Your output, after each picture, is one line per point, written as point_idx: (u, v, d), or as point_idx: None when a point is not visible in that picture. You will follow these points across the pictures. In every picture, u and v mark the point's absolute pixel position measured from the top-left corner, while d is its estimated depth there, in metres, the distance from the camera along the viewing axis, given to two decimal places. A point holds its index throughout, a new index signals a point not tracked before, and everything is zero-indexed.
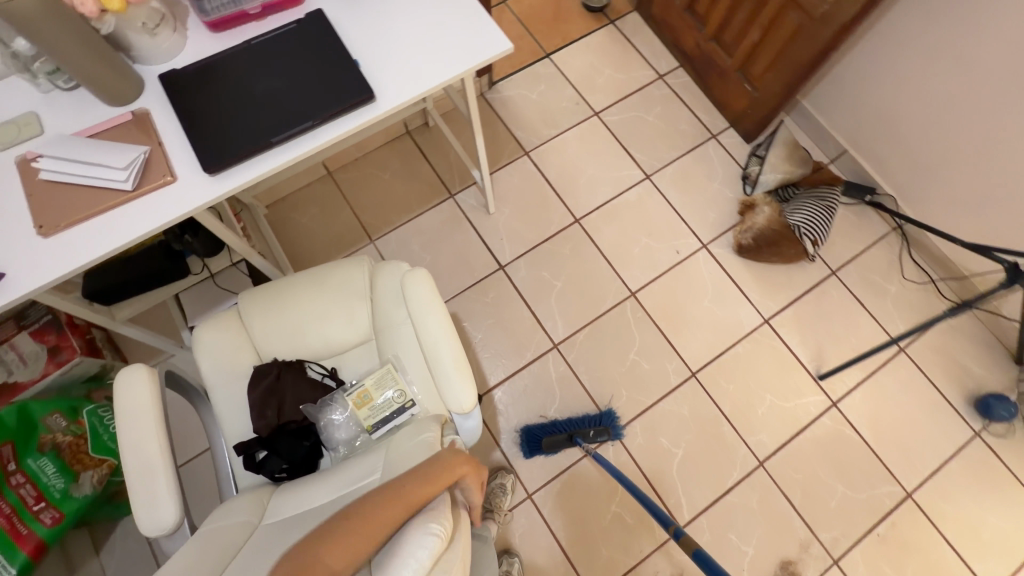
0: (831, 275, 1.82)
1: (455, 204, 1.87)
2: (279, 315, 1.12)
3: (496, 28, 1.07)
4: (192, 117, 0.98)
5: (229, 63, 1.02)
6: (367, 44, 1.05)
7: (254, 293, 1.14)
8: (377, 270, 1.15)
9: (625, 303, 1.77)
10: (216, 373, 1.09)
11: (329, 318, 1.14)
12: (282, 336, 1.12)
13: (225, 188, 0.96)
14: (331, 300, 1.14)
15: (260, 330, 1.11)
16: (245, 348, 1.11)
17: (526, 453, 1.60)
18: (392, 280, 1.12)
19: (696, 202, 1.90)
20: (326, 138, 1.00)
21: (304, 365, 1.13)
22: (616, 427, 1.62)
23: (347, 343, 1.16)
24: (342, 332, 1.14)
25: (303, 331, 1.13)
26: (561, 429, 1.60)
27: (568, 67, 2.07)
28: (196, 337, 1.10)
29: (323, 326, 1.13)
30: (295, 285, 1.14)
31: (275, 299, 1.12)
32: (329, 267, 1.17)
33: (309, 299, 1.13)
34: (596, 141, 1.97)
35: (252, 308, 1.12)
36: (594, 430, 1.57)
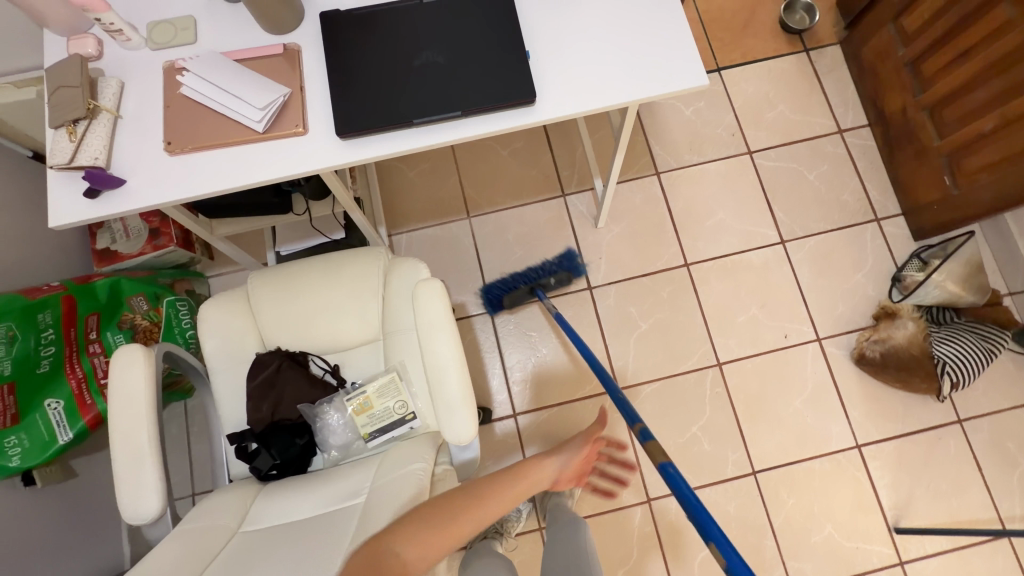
0: (956, 423, 1.55)
1: (564, 205, 1.73)
2: (286, 301, 1.13)
3: (697, 58, 0.91)
4: (339, 69, 0.89)
5: (392, 18, 0.92)
6: (546, 38, 0.92)
7: (264, 274, 1.16)
8: (391, 267, 1.15)
9: (707, 371, 1.61)
10: (219, 356, 1.09)
11: (340, 312, 1.13)
12: (292, 323, 1.12)
13: (353, 156, 0.88)
14: (341, 291, 1.14)
15: (267, 314, 1.12)
16: (252, 333, 1.12)
17: (491, 312, 1.65)
18: (408, 281, 1.12)
19: (828, 288, 1.66)
20: (470, 132, 0.89)
21: (307, 359, 1.10)
22: (577, 265, 1.66)
23: (355, 340, 1.13)
24: (351, 327, 1.13)
25: (310, 321, 1.12)
26: (522, 283, 1.62)
27: (737, 91, 1.82)
28: (202, 315, 1.11)
29: (331, 320, 1.12)
30: (305, 273, 1.15)
31: (288, 285, 1.14)
32: (343, 257, 1.17)
33: (321, 288, 1.14)
34: (738, 183, 1.74)
35: (261, 291, 1.13)
36: (554, 279, 1.60)
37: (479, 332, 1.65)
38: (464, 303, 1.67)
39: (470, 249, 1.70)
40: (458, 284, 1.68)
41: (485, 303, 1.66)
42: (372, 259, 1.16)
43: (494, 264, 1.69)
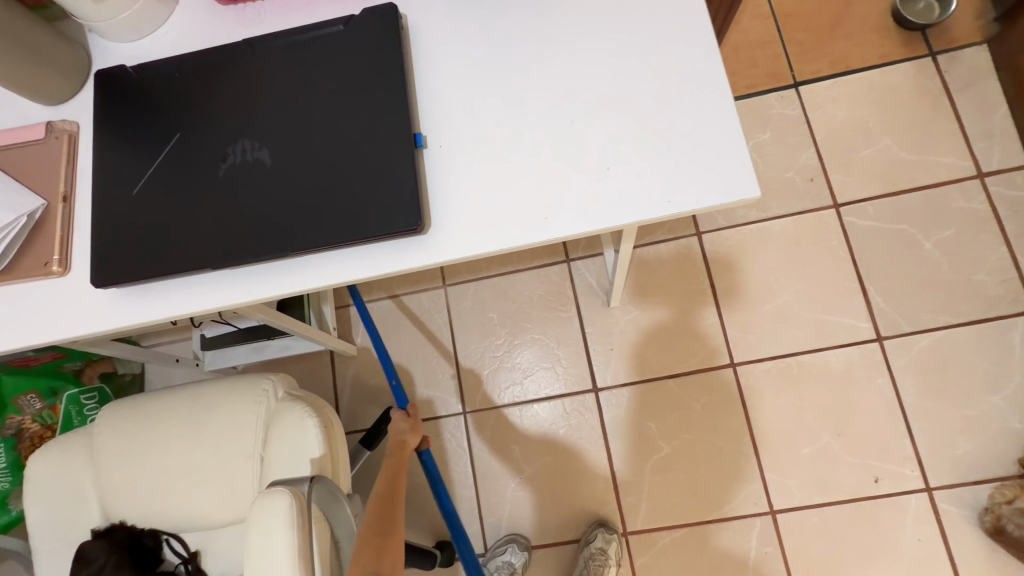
0: None
1: (566, 274, 1.31)
2: (134, 458, 0.81)
3: (738, 146, 0.49)
4: (110, 168, 0.54)
5: (206, 79, 0.55)
6: (461, 110, 0.53)
7: (115, 412, 0.85)
8: (274, 416, 0.81)
9: (754, 521, 1.15)
10: (45, 532, 0.82)
11: (200, 479, 0.80)
12: (134, 491, 0.81)
13: (128, 318, 0.53)
14: (203, 449, 0.81)
15: (108, 475, 0.82)
16: (90, 498, 0.83)
17: None
18: (292, 447, 0.77)
19: (945, 413, 1.14)
20: (315, 281, 0.51)
21: (155, 546, 0.81)
22: None
23: (221, 519, 0.81)
24: (213, 502, 0.80)
25: (161, 491, 0.80)
26: None
27: (820, 117, 1.29)
28: (30, 470, 0.83)
29: (187, 491, 0.80)
30: (165, 416, 0.83)
31: (138, 434, 0.83)
32: (217, 394, 0.84)
33: (177, 443, 0.81)
34: (815, 250, 1.24)
35: (104, 441, 0.83)
36: None
37: (447, 439, 1.28)
38: (431, 400, 1.31)
39: (443, 328, 1.33)
40: (424, 374, 1.32)
41: None
42: (251, 403, 0.82)
43: (471, 348, 1.31)
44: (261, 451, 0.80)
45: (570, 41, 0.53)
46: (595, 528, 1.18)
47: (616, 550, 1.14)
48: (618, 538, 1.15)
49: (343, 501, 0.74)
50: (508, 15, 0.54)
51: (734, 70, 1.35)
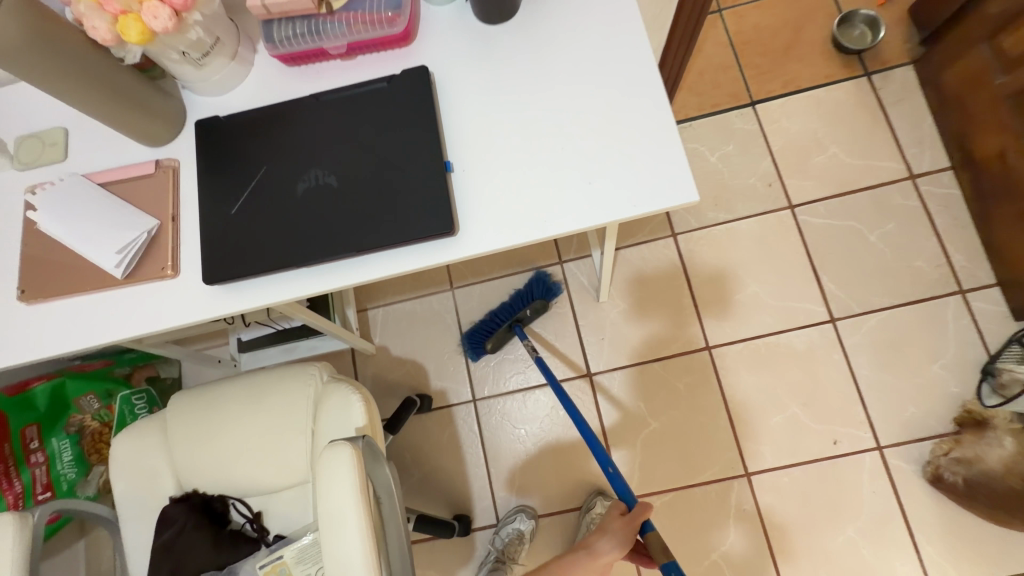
0: None
1: (562, 275, 1.48)
2: (204, 435, 0.97)
3: (682, 163, 0.67)
4: (212, 195, 0.71)
5: (282, 125, 0.72)
6: (478, 141, 0.70)
7: (184, 399, 1.00)
8: (322, 395, 0.97)
9: (732, 483, 1.32)
10: (128, 501, 0.97)
11: (261, 451, 0.95)
12: (204, 463, 0.96)
13: (227, 306, 0.70)
14: (263, 425, 0.96)
15: (181, 452, 0.97)
16: (166, 471, 0.98)
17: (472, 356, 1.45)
18: (340, 418, 0.93)
19: (893, 382, 1.32)
20: (372, 274, 0.68)
21: (224, 508, 0.96)
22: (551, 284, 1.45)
23: (279, 484, 0.96)
24: (273, 469, 0.95)
25: (229, 461, 0.96)
26: (500, 322, 1.40)
27: (776, 130, 1.49)
28: (114, 449, 0.98)
29: (251, 461, 0.95)
30: (229, 399, 0.99)
31: (205, 416, 0.98)
32: (272, 380, 1.00)
33: (240, 422, 0.96)
34: (776, 246, 1.43)
35: (177, 422, 0.98)
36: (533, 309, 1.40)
37: (461, 424, 1.44)
38: (445, 390, 1.47)
39: (453, 326, 1.50)
40: (438, 368, 1.48)
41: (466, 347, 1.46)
42: (302, 385, 0.98)
43: None
44: (312, 426, 0.96)
45: (558, 89, 0.71)
46: (595, 496, 1.33)
47: None
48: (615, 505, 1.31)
49: (383, 461, 0.89)
50: (507, 71, 0.72)
51: (701, 92, 1.54)
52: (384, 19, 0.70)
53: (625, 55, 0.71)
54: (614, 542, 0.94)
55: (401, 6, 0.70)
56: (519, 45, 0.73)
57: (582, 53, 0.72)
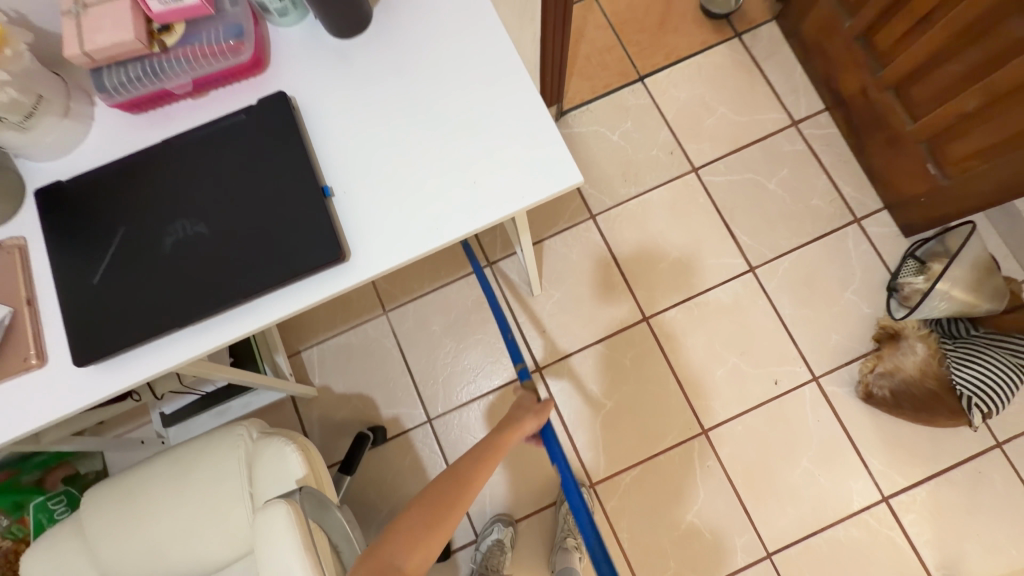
0: (996, 448, 1.30)
1: (493, 277, 1.47)
2: (126, 527, 0.88)
3: (564, 148, 0.67)
4: (66, 267, 0.63)
5: (136, 177, 0.66)
6: (355, 161, 0.67)
7: (98, 492, 0.91)
8: (255, 454, 0.90)
9: (693, 442, 1.36)
10: None
11: (199, 527, 0.88)
12: (134, 556, 0.87)
13: (111, 386, 0.63)
14: (193, 499, 0.88)
15: (104, 550, 0.88)
16: (91, 573, 0.88)
17: None
18: (279, 473, 0.86)
19: (814, 315, 1.40)
20: (267, 318, 0.64)
21: None
22: None
23: (224, 558, 0.89)
24: (216, 544, 0.88)
25: (162, 547, 0.87)
26: None
27: (667, 100, 1.55)
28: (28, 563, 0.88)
29: (187, 540, 0.87)
30: (151, 479, 0.90)
31: (127, 504, 0.89)
32: (195, 450, 0.92)
33: (168, 503, 0.88)
34: (688, 209, 1.48)
35: (92, 520, 0.89)
36: None
37: (421, 447, 1.40)
38: (398, 417, 1.42)
39: (393, 350, 1.45)
40: (386, 396, 1.43)
41: None
42: (230, 449, 0.91)
43: (426, 361, 1.44)
44: (250, 489, 0.89)
45: (427, 94, 0.69)
46: None
47: (588, 500, 1.31)
48: (588, 489, 1.32)
49: (333, 506, 0.85)
50: (373, 82, 0.70)
51: (591, 75, 1.58)
52: (228, 49, 0.65)
53: (487, 50, 0.70)
54: (534, 418, 0.96)
55: (244, 33, 0.66)
56: (380, 56, 0.70)
57: (447, 53, 0.70)
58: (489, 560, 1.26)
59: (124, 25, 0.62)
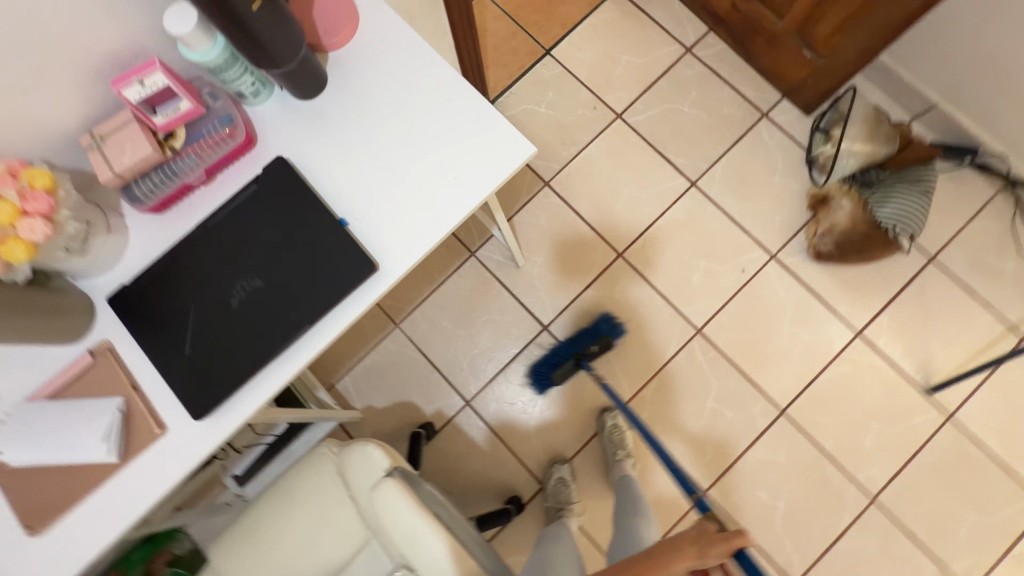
0: (931, 263, 1.55)
1: (480, 263, 1.64)
2: (258, 557, 1.02)
3: (512, 128, 0.83)
4: (159, 349, 0.77)
5: (185, 262, 0.79)
6: (355, 191, 0.82)
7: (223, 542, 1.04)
8: (342, 461, 1.03)
9: (693, 342, 1.56)
10: None
11: (317, 535, 1.02)
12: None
13: (226, 429, 0.77)
14: (305, 515, 1.03)
15: None
16: None
17: (537, 389, 1.56)
18: (369, 468, 0.99)
19: (755, 205, 1.61)
20: (331, 334, 0.79)
21: None
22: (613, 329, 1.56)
23: (347, 555, 1.03)
24: (339, 542, 1.02)
25: (293, 562, 1.01)
26: (565, 357, 1.52)
27: (576, 64, 1.72)
28: None
29: (313, 549, 1.02)
30: (264, 514, 1.04)
31: (252, 540, 1.03)
32: (291, 479, 1.06)
33: (285, 525, 1.03)
34: (625, 152, 1.67)
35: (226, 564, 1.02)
36: (596, 346, 1.51)
37: (468, 428, 1.56)
38: (440, 410, 1.58)
39: (416, 355, 1.61)
40: (424, 396, 1.58)
41: (529, 378, 1.57)
42: (321, 467, 1.05)
43: (447, 355, 1.60)
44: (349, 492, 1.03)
45: (390, 122, 0.84)
46: (603, 416, 1.52)
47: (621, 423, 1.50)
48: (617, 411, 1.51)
49: (422, 479, 0.99)
50: (345, 126, 0.84)
51: (505, 63, 1.75)
52: (225, 136, 0.79)
53: (428, 71, 0.85)
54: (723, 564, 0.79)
55: (234, 120, 0.80)
56: (343, 105, 0.85)
57: (395, 83, 0.85)
58: (561, 495, 1.45)
59: (140, 143, 0.74)
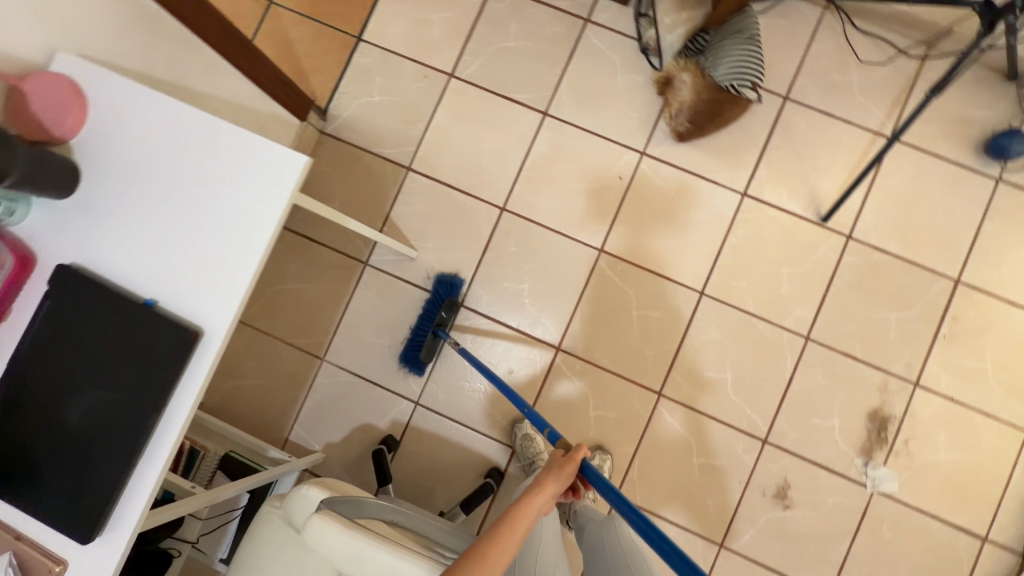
0: (786, 102, 1.57)
1: (376, 270, 1.62)
2: None
3: (279, 146, 0.80)
4: (23, 495, 0.76)
5: (12, 402, 0.77)
6: (151, 267, 0.79)
7: None
8: (285, 511, 1.04)
9: (600, 263, 1.58)
10: None
11: None
12: None
13: (124, 537, 0.77)
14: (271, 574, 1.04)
15: None
16: None
17: (418, 371, 1.58)
18: (309, 508, 1.02)
19: (610, 111, 1.61)
20: (185, 412, 0.78)
21: None
22: (455, 283, 1.58)
23: None
24: None
25: None
26: (425, 332, 1.55)
27: (391, 39, 1.66)
28: None
29: None
30: None
31: None
32: (247, 546, 1.06)
33: None
34: (470, 108, 1.64)
35: None
36: (444, 310, 1.54)
37: (427, 426, 1.58)
38: (394, 420, 1.59)
39: (352, 379, 1.60)
40: (375, 414, 1.60)
41: (406, 366, 1.59)
42: (269, 525, 1.06)
43: (381, 368, 1.60)
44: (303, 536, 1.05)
45: (159, 186, 0.81)
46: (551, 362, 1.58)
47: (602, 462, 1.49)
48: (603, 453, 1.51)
49: (362, 499, 1.01)
50: (115, 208, 0.81)
51: (322, 65, 1.67)
52: None
53: (179, 122, 0.82)
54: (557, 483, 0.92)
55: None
56: (106, 187, 0.81)
57: (148, 146, 0.81)
58: (530, 451, 1.50)
59: None
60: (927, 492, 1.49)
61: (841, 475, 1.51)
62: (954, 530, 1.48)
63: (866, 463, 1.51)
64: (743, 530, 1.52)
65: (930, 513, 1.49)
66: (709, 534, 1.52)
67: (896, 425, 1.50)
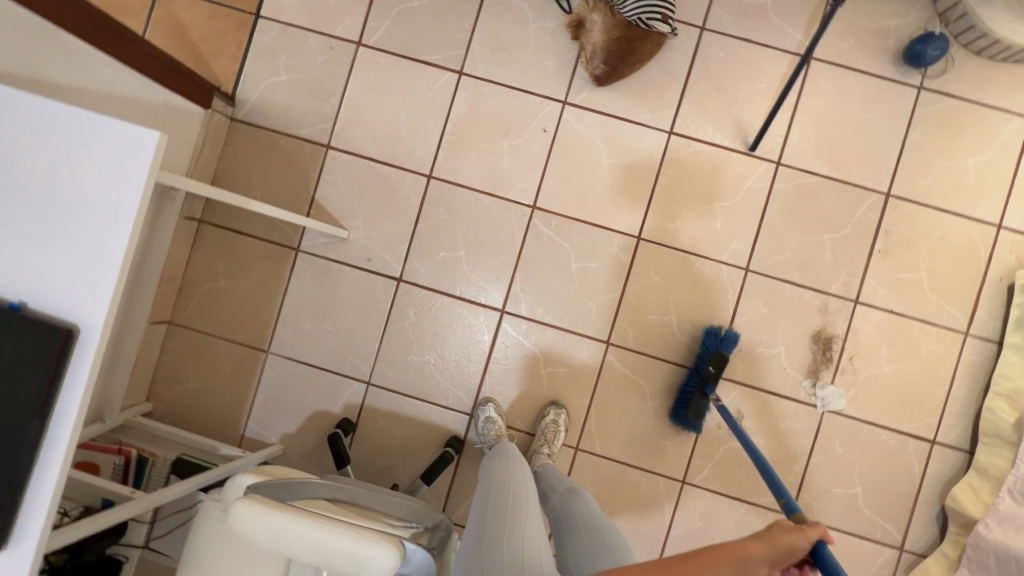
0: (703, 33, 1.54)
1: (308, 255, 1.58)
2: None
3: (125, 124, 0.75)
4: None
5: None
6: (14, 270, 0.76)
7: None
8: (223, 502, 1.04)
9: (534, 220, 1.56)
10: None
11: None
12: None
13: (32, 546, 0.76)
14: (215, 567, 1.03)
15: None
16: None
17: (688, 429, 1.52)
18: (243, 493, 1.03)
19: (525, 63, 1.56)
20: (73, 414, 0.75)
21: None
22: (726, 336, 1.48)
23: None
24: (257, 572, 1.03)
25: None
26: (693, 387, 1.48)
27: (290, 13, 1.58)
28: None
29: None
30: None
31: None
32: (190, 542, 1.06)
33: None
34: (382, 76, 1.58)
35: None
36: (714, 366, 1.44)
37: (381, 404, 1.58)
38: (348, 403, 1.58)
39: (300, 368, 1.58)
40: (328, 399, 1.58)
41: (671, 421, 1.53)
42: (209, 519, 1.05)
43: (327, 354, 1.58)
44: None
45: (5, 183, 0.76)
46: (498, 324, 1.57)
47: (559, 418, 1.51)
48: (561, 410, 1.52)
49: (294, 481, 1.01)
50: None
51: (221, 49, 1.59)
52: None
53: (13, 110, 0.76)
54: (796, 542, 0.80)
55: None
56: None
57: None
58: None
59: None
60: (874, 404, 1.53)
61: (791, 400, 1.53)
62: (903, 437, 1.52)
63: (815, 384, 1.53)
64: (702, 465, 1.55)
65: (880, 424, 1.53)
66: (670, 473, 1.55)
67: (840, 344, 1.52)
